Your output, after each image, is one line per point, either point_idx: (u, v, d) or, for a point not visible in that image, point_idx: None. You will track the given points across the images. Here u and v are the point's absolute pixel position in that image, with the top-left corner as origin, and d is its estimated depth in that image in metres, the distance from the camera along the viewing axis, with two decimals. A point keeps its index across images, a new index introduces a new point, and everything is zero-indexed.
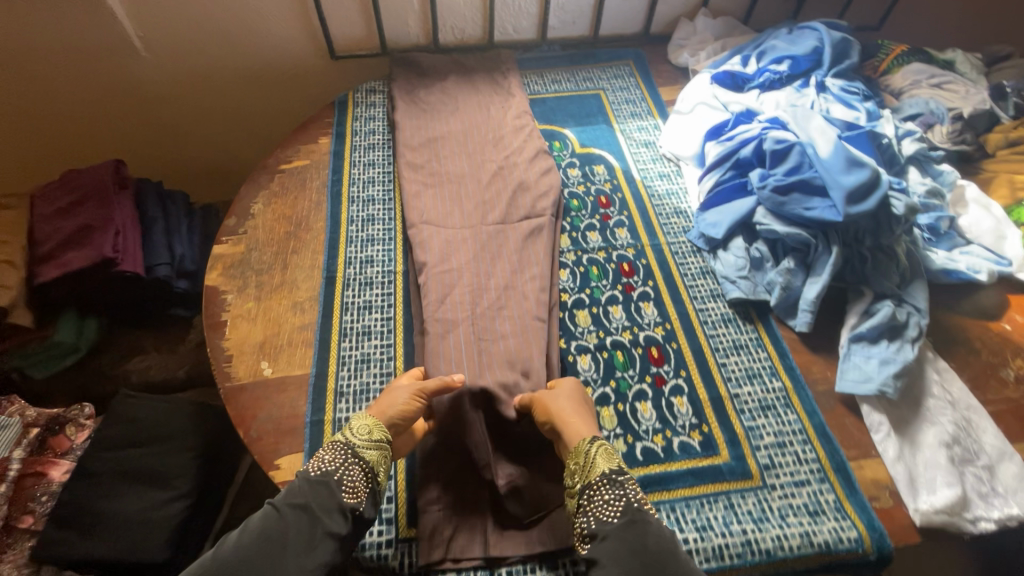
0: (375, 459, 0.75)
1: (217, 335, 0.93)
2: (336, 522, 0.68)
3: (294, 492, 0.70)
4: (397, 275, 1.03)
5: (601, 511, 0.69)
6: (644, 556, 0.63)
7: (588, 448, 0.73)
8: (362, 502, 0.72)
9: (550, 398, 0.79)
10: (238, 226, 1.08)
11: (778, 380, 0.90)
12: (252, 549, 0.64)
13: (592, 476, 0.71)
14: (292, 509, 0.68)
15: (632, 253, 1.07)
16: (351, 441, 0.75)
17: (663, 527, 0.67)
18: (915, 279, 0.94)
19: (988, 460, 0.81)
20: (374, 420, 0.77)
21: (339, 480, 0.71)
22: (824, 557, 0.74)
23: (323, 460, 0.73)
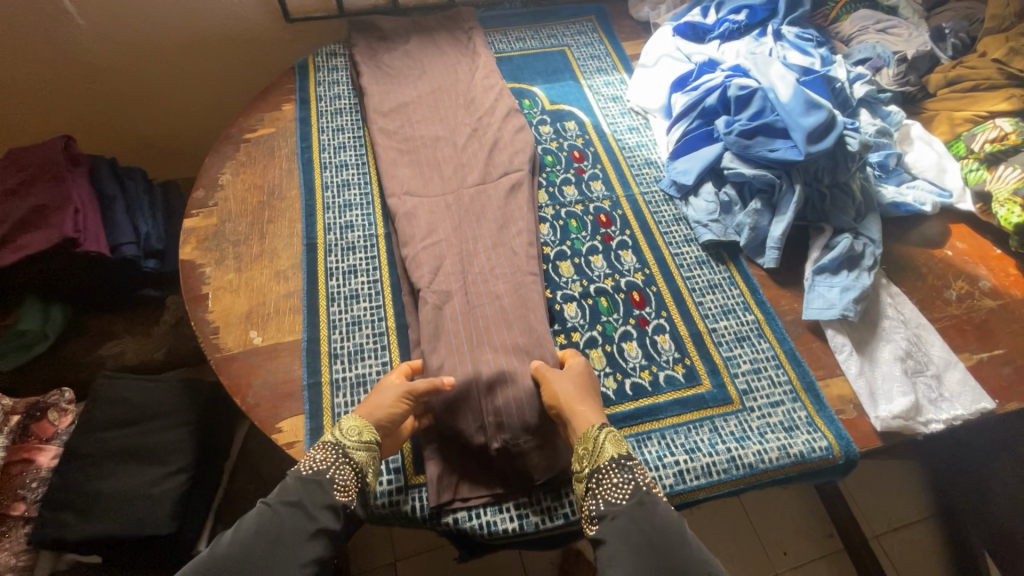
0: (365, 460, 0.72)
1: (200, 308, 0.91)
2: (329, 520, 0.67)
3: (286, 490, 0.68)
4: (379, 238, 1.03)
5: (609, 493, 0.70)
6: (650, 536, 0.64)
7: (596, 434, 0.73)
8: (353, 500, 0.71)
9: (556, 383, 0.79)
10: (207, 199, 1.05)
11: (750, 313, 0.97)
12: (249, 545, 0.62)
13: (601, 460, 0.72)
14: (286, 508, 0.66)
15: (608, 205, 1.10)
16: (342, 442, 0.72)
17: (671, 509, 0.68)
18: (869, 213, 1.01)
19: (936, 369, 0.90)
20: (363, 421, 0.74)
21: (331, 479, 0.69)
22: (800, 465, 0.82)
23: (314, 460, 0.71)
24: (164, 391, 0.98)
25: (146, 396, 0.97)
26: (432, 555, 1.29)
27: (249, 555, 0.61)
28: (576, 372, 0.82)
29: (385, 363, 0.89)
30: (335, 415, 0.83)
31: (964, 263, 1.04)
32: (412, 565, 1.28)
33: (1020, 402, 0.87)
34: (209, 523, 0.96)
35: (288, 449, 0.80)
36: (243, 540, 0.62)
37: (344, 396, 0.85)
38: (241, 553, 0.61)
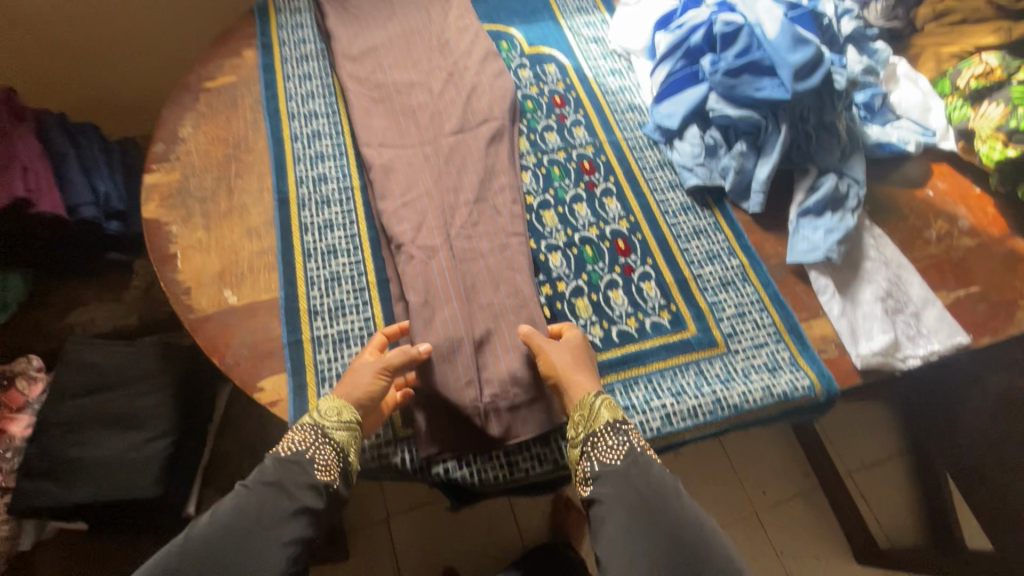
0: (347, 440, 0.70)
1: (169, 269, 0.87)
2: (309, 500, 0.65)
3: (265, 471, 0.66)
4: (355, 190, 0.99)
5: (604, 454, 0.70)
6: (646, 494, 0.64)
7: (594, 403, 0.72)
8: (337, 479, 0.68)
9: (554, 354, 0.77)
10: (168, 153, 0.99)
11: (735, 258, 0.97)
12: (225, 527, 0.60)
13: (597, 424, 0.71)
14: (264, 489, 0.64)
15: (591, 151, 1.07)
16: (321, 423, 0.70)
17: (664, 469, 0.68)
18: (853, 153, 1.00)
19: (915, 308, 0.91)
20: (342, 401, 0.72)
21: (311, 460, 0.67)
22: (782, 404, 0.83)
23: (294, 440, 0.69)
24: (139, 356, 0.95)
25: (119, 361, 0.94)
26: (426, 509, 1.31)
27: (225, 536, 0.59)
28: (574, 343, 0.80)
29: (367, 319, 0.87)
30: (320, 373, 0.81)
31: (945, 203, 1.04)
32: (406, 519, 1.30)
33: (993, 337, 0.89)
34: (197, 486, 0.95)
35: (272, 407, 0.78)
36: (218, 522, 0.60)
37: (327, 353, 0.83)
38: (218, 535, 0.59)
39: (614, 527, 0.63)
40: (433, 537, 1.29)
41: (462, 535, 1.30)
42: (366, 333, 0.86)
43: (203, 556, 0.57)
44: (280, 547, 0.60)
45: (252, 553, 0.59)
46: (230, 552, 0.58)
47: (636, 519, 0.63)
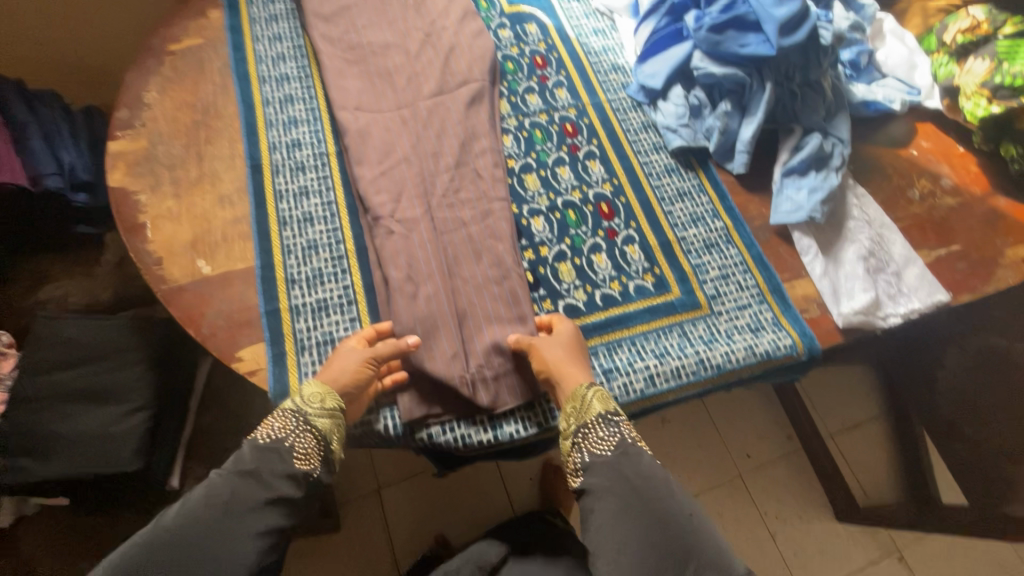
0: (330, 427, 0.69)
1: (139, 239, 0.84)
2: (287, 489, 0.64)
3: (241, 458, 0.65)
4: (330, 156, 0.96)
5: (594, 445, 0.69)
6: (635, 484, 0.65)
7: (586, 394, 0.71)
8: (316, 468, 0.68)
9: (544, 347, 0.77)
10: (133, 119, 0.94)
11: (719, 220, 0.96)
12: (197, 515, 0.59)
13: (589, 414, 0.70)
14: (240, 477, 0.63)
15: (573, 113, 1.04)
16: (303, 410, 0.68)
17: (655, 460, 0.68)
18: (839, 112, 0.99)
19: (896, 267, 0.91)
20: (326, 387, 0.70)
21: (291, 448, 0.66)
22: (765, 363, 0.84)
23: (273, 427, 0.67)
24: (111, 329, 0.92)
25: (93, 335, 0.91)
26: (416, 480, 1.32)
27: (198, 526, 0.58)
28: (568, 339, 0.78)
29: (346, 287, 0.85)
30: (299, 341, 0.80)
31: (928, 162, 1.03)
32: (396, 490, 1.31)
33: (972, 294, 0.89)
34: (180, 459, 0.93)
35: (251, 377, 0.77)
36: (192, 511, 0.59)
37: (306, 321, 0.82)
38: (189, 525, 0.58)
39: (603, 515, 0.64)
40: (424, 506, 1.30)
41: (453, 504, 1.31)
42: (346, 300, 0.84)
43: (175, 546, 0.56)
44: (255, 538, 0.60)
45: (225, 544, 0.58)
46: (202, 542, 0.57)
47: (626, 508, 0.63)
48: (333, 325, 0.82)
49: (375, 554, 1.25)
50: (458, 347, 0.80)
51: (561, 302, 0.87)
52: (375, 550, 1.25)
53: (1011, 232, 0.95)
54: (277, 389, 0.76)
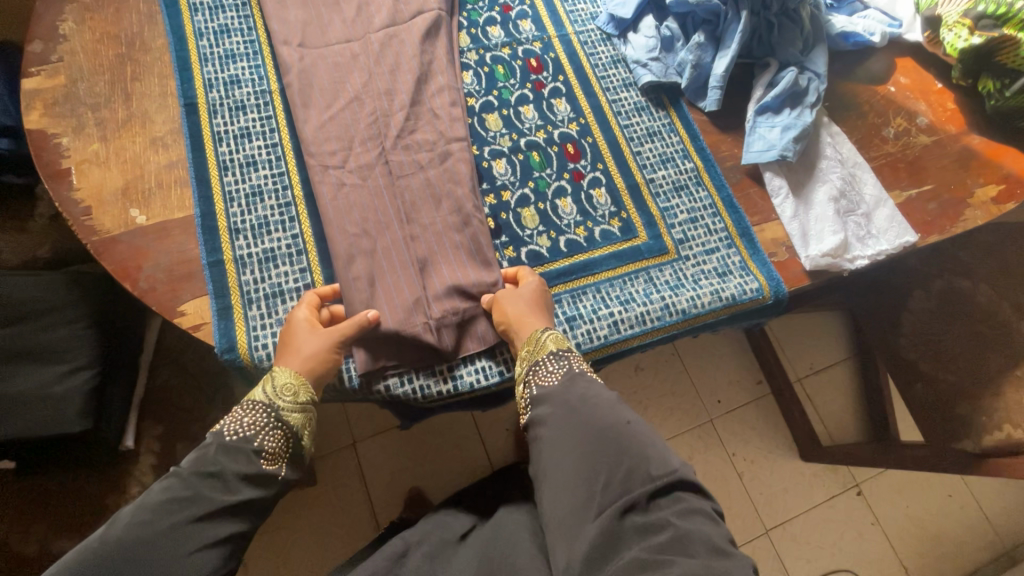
0: (301, 422, 0.66)
1: (63, 186, 0.76)
2: (251, 492, 0.59)
3: (205, 456, 0.59)
4: (274, 95, 0.88)
5: (542, 377, 0.68)
6: (574, 405, 0.63)
7: (542, 336, 0.70)
8: (283, 467, 0.63)
9: (507, 300, 0.75)
10: (48, 53, 0.84)
11: (689, 161, 0.93)
12: (150, 522, 0.53)
13: (542, 353, 0.69)
14: (201, 479, 0.57)
15: (538, 47, 0.98)
16: (275, 403, 0.64)
17: (603, 386, 0.66)
18: (816, 45, 0.94)
19: (866, 209, 0.88)
20: (300, 379, 0.66)
21: (258, 448, 0.61)
22: (731, 308, 0.82)
23: (242, 423, 0.62)
24: (44, 284, 0.86)
25: (22, 292, 0.85)
26: (388, 434, 1.32)
27: (154, 534, 0.53)
28: (532, 288, 0.76)
29: (295, 236, 0.81)
30: (245, 294, 0.76)
31: (905, 99, 1.00)
32: (371, 445, 1.31)
33: (941, 235, 0.88)
34: (133, 418, 0.91)
35: (195, 332, 0.73)
36: (148, 516, 0.54)
37: (252, 273, 0.77)
38: (142, 535, 0.53)
39: (544, 441, 0.63)
40: (397, 460, 1.30)
41: (426, 456, 1.32)
42: (295, 250, 0.80)
43: (127, 558, 0.51)
44: (214, 547, 0.55)
45: (179, 555, 0.53)
46: (156, 553, 0.52)
47: (562, 426, 0.62)
48: (281, 276, 0.78)
49: (351, 506, 1.26)
50: (424, 293, 0.77)
51: (523, 249, 0.84)
52: (351, 503, 1.26)
53: (983, 171, 0.93)
54: (224, 344, 0.72)
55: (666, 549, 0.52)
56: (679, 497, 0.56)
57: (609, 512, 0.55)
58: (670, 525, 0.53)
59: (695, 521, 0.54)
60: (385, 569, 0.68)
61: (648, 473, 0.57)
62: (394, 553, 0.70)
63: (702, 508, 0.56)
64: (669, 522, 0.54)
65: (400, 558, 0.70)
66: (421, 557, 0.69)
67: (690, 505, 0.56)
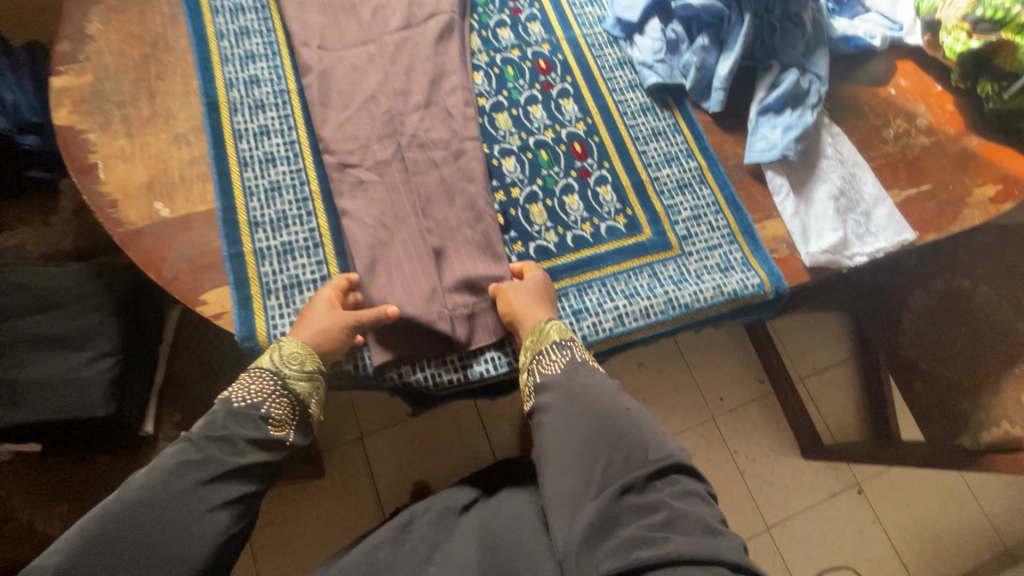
0: (307, 391, 0.69)
1: (91, 180, 0.80)
2: (260, 455, 0.61)
3: (214, 422, 0.61)
4: (291, 94, 0.91)
5: (546, 365, 0.70)
6: (576, 392, 0.66)
7: (545, 326, 0.73)
8: (291, 433, 0.66)
9: (512, 292, 0.78)
10: (76, 53, 0.88)
11: (693, 160, 0.95)
12: (161, 483, 0.55)
13: (545, 342, 0.72)
14: (211, 442, 0.59)
15: (547, 49, 1.00)
16: (281, 370, 0.67)
17: (604, 376, 0.69)
18: (818, 47, 0.96)
19: (866, 207, 0.91)
20: (306, 348, 0.70)
21: (266, 413, 0.64)
22: (733, 302, 0.85)
23: (250, 390, 0.65)
24: (71, 275, 0.90)
25: (52, 282, 0.88)
26: (396, 428, 1.35)
27: (169, 491, 0.55)
28: (536, 280, 0.79)
29: (312, 230, 0.84)
30: (265, 285, 0.79)
31: (905, 101, 1.02)
32: (378, 438, 1.34)
33: (938, 234, 0.90)
34: (153, 403, 0.95)
35: (216, 320, 0.76)
36: (159, 478, 0.55)
37: (271, 265, 0.80)
38: (157, 493, 0.54)
39: (546, 426, 0.65)
40: (404, 452, 1.33)
41: (432, 449, 1.34)
42: (312, 243, 0.83)
43: (141, 513, 0.53)
44: (223, 508, 0.57)
45: (192, 511, 0.55)
46: (169, 511, 0.54)
47: (564, 412, 0.65)
48: (299, 269, 0.81)
49: (358, 498, 1.28)
50: (438, 283, 0.80)
51: (532, 244, 0.87)
52: (359, 495, 1.29)
53: (981, 171, 0.95)
54: (244, 332, 0.75)
55: (662, 527, 0.54)
56: (674, 480, 0.59)
57: (607, 492, 0.57)
58: (665, 505, 0.55)
59: (689, 502, 0.56)
60: (390, 539, 0.70)
61: (645, 456, 0.59)
62: (400, 523, 0.73)
63: (696, 491, 0.58)
64: (665, 502, 0.56)
65: (405, 528, 0.72)
66: (425, 525, 0.72)
67: (684, 487, 0.58)
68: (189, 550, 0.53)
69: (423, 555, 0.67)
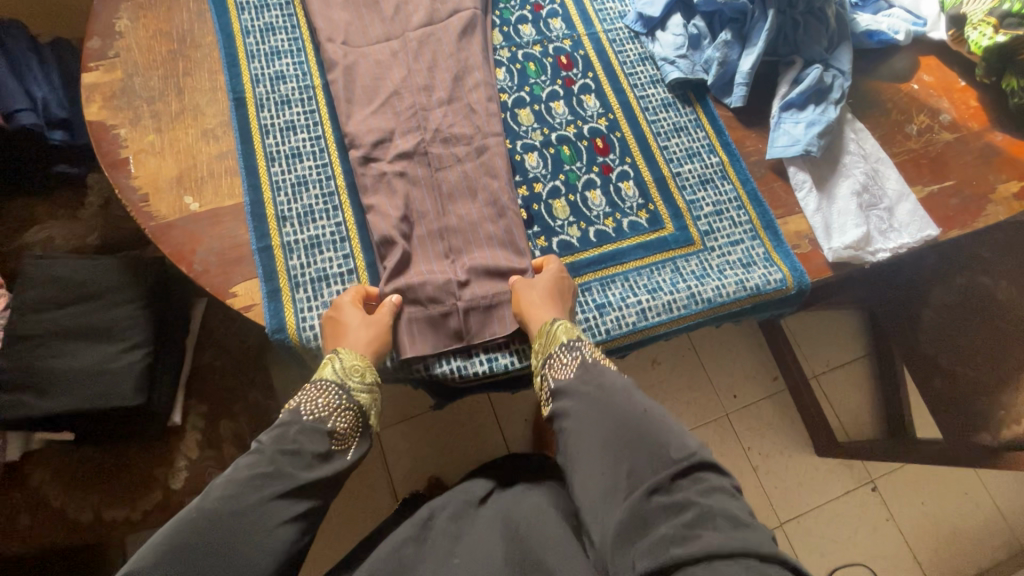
0: (368, 403, 0.72)
1: (123, 174, 0.81)
2: (328, 470, 0.64)
3: (286, 436, 0.64)
4: (317, 90, 0.93)
5: (557, 370, 0.72)
6: (596, 394, 0.66)
7: (552, 328, 0.74)
8: (352, 449, 0.69)
9: (524, 290, 0.78)
10: (106, 49, 0.89)
11: (715, 156, 0.95)
12: (236, 498, 0.57)
13: (554, 345, 0.73)
14: (283, 457, 0.62)
15: (568, 45, 1.01)
16: (345, 383, 0.70)
17: (617, 373, 0.70)
18: (841, 42, 0.96)
19: (889, 203, 0.90)
20: (365, 361, 0.73)
21: (333, 428, 0.67)
22: (756, 297, 0.85)
23: (317, 403, 0.68)
24: (105, 269, 0.92)
25: (84, 275, 0.91)
26: (412, 422, 1.36)
27: (245, 504, 0.57)
28: (550, 276, 0.80)
29: (339, 224, 0.85)
30: (293, 278, 0.80)
31: (928, 96, 1.01)
32: (395, 432, 1.35)
33: (962, 230, 0.89)
34: (182, 396, 0.95)
35: (246, 312, 0.77)
36: (233, 492, 0.57)
37: (299, 258, 0.82)
38: (232, 507, 0.56)
39: (569, 432, 0.65)
40: (420, 446, 1.35)
41: (448, 443, 1.36)
42: (338, 237, 0.84)
43: (216, 527, 0.55)
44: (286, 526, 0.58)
45: (264, 527, 0.57)
46: (243, 526, 0.56)
47: (584, 416, 0.65)
48: (326, 262, 0.82)
49: (375, 490, 1.30)
50: (459, 277, 0.81)
51: (555, 239, 0.87)
52: (377, 487, 1.30)
53: (1005, 167, 0.95)
54: (274, 325, 0.77)
55: (694, 525, 0.53)
56: (701, 478, 0.58)
57: (634, 495, 0.57)
58: (694, 503, 0.55)
59: (718, 499, 0.56)
60: (413, 535, 0.70)
61: (669, 456, 0.59)
62: (420, 519, 0.72)
63: (723, 486, 0.57)
64: (693, 501, 0.55)
65: (426, 524, 0.72)
66: (446, 519, 0.72)
67: (711, 484, 0.57)
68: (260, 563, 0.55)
69: (448, 552, 0.67)
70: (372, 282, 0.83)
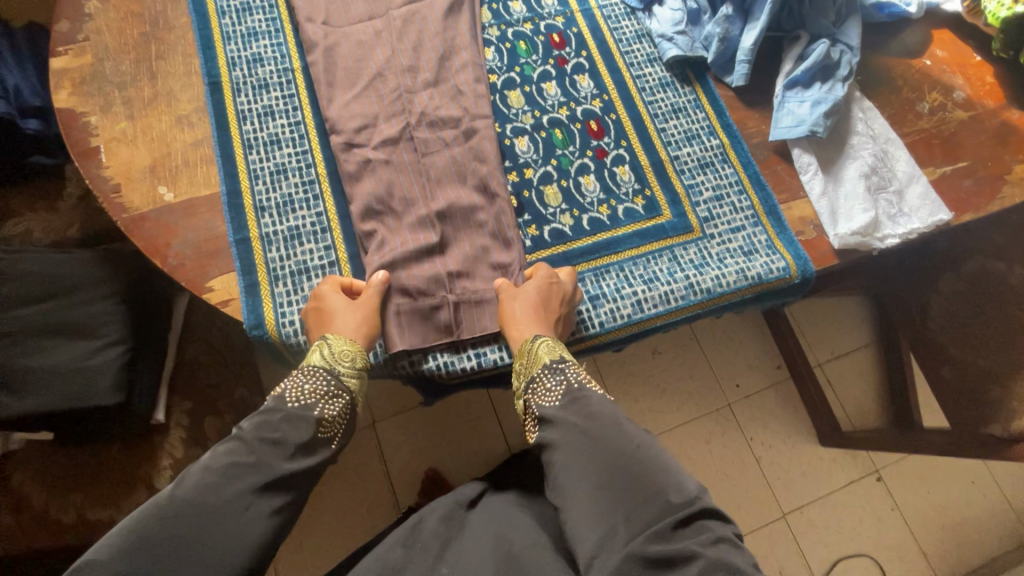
0: (357, 388, 0.70)
1: (93, 164, 0.77)
2: (309, 460, 0.61)
3: (268, 424, 0.61)
4: (296, 73, 0.88)
5: (542, 397, 0.67)
6: (586, 429, 0.62)
7: (534, 347, 0.70)
8: (338, 436, 0.66)
9: (508, 300, 0.74)
10: (75, 32, 0.85)
11: (715, 138, 0.91)
12: (212, 487, 0.54)
13: (537, 367, 0.69)
14: (263, 446, 0.59)
15: (561, 22, 0.96)
16: (334, 369, 0.67)
17: (606, 401, 0.65)
18: (851, 15, 0.90)
19: (898, 186, 0.86)
20: (356, 346, 0.69)
21: (319, 415, 0.64)
22: (757, 286, 0.81)
23: (303, 389, 0.65)
24: (78, 262, 0.89)
25: (59, 269, 0.87)
26: (410, 415, 1.33)
27: (221, 495, 0.54)
28: (537, 284, 0.74)
29: (319, 215, 0.81)
30: (272, 271, 0.77)
31: (941, 72, 0.96)
32: (390, 425, 1.32)
33: (976, 214, 0.85)
34: (165, 393, 0.93)
35: (223, 307, 0.74)
36: (208, 482, 0.55)
37: (278, 250, 0.78)
38: (206, 497, 0.54)
39: (558, 467, 0.61)
40: (417, 438, 1.32)
41: (446, 435, 1.33)
42: (319, 228, 0.80)
43: (183, 517, 0.52)
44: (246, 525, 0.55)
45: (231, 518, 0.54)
46: (210, 519, 0.53)
47: (575, 451, 0.60)
48: (307, 254, 0.79)
49: (371, 485, 1.28)
50: (449, 270, 0.78)
51: (546, 228, 0.83)
52: (373, 481, 1.28)
53: (1021, 147, 0.90)
54: (252, 320, 0.73)
55: None
56: (704, 527, 0.54)
57: (632, 543, 0.53)
58: (698, 555, 0.51)
59: (721, 550, 0.52)
60: (403, 539, 0.67)
61: (668, 501, 0.54)
62: (411, 522, 0.70)
63: (727, 536, 0.53)
64: (696, 553, 0.51)
65: (416, 527, 0.70)
66: (436, 523, 0.70)
67: (714, 534, 0.53)
68: (234, 558, 0.52)
69: (436, 558, 0.65)
70: (355, 274, 0.79)
